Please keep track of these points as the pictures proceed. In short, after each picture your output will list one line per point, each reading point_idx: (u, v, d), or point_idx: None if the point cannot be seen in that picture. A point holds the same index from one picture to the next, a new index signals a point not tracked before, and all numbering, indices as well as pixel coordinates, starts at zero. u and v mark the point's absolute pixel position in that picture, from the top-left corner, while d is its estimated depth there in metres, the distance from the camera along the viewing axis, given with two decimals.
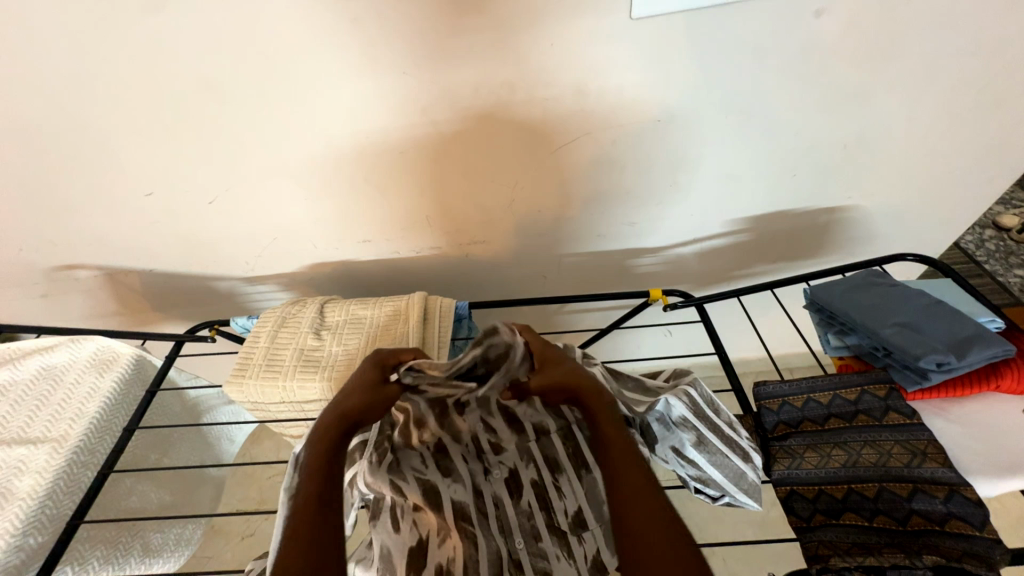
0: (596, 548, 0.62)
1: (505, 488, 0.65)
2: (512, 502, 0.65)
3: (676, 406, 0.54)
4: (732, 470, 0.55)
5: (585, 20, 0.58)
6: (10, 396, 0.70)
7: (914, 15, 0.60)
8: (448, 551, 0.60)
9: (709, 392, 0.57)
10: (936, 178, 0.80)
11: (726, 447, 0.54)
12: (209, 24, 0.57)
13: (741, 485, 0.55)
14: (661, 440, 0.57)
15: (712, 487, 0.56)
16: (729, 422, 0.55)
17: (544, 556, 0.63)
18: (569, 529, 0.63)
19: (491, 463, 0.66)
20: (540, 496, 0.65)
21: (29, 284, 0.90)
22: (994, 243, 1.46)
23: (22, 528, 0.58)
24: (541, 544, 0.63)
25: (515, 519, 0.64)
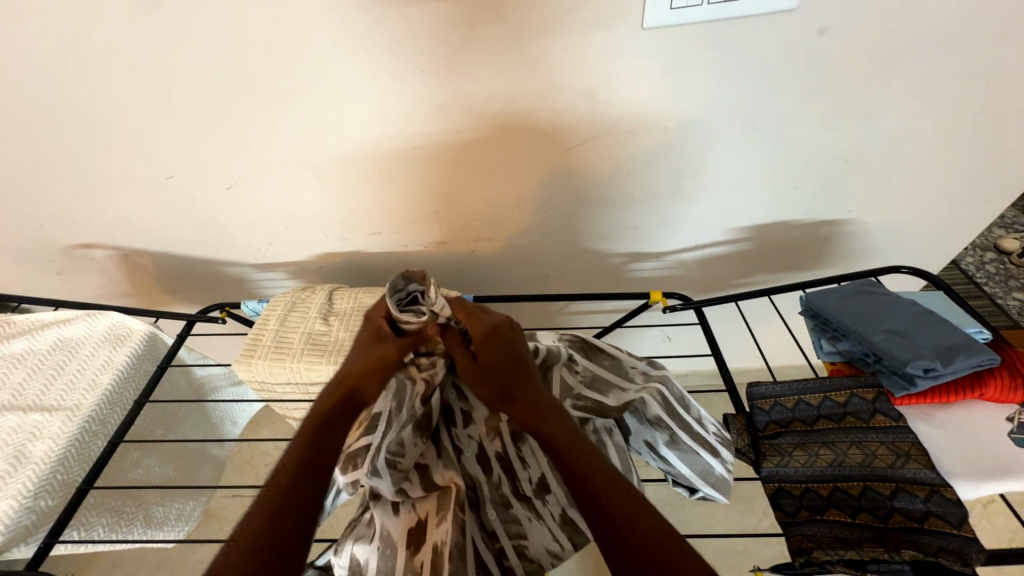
0: (561, 507, 0.63)
1: (475, 464, 0.65)
2: (484, 477, 0.64)
3: (652, 407, 0.58)
4: (700, 466, 0.58)
5: (598, 28, 0.61)
6: (27, 366, 0.72)
7: (913, 37, 0.62)
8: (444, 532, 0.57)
9: (681, 390, 0.61)
10: (934, 196, 0.82)
11: (695, 444, 0.58)
12: (238, 15, 0.60)
13: (707, 480, 0.58)
14: (635, 433, 0.61)
15: (683, 481, 0.59)
16: (697, 418, 0.59)
17: (517, 520, 0.63)
18: (534, 495, 0.64)
19: (460, 437, 0.66)
20: (507, 467, 0.65)
21: (46, 260, 0.93)
22: (995, 265, 1.48)
23: (34, 491, 0.60)
24: (512, 511, 0.63)
25: (487, 492, 0.64)
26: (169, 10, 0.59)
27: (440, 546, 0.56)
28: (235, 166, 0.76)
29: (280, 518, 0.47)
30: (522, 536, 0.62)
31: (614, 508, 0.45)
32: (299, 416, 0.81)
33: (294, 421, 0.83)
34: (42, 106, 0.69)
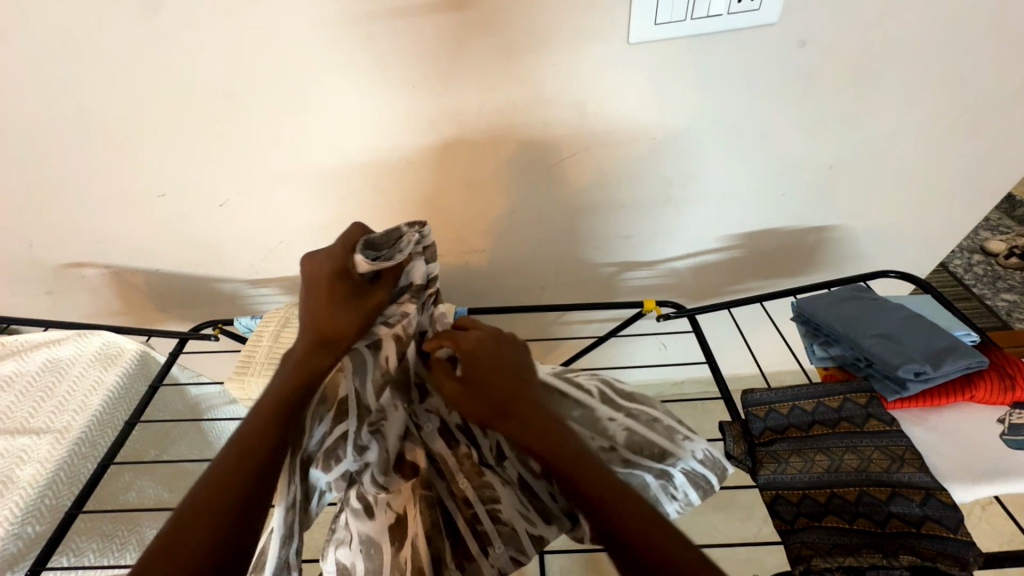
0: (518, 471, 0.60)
1: (431, 438, 0.61)
2: (448, 448, 0.61)
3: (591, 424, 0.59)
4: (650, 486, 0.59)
5: (585, 43, 0.62)
6: (16, 388, 0.71)
7: (889, 49, 0.64)
8: (412, 525, 0.55)
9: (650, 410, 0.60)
10: (919, 201, 0.84)
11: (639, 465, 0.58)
12: (232, 35, 0.61)
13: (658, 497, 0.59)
14: None
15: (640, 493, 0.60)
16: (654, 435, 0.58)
17: (489, 485, 0.59)
18: (493, 462, 0.60)
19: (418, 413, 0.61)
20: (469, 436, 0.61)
21: (37, 280, 0.92)
22: (982, 267, 1.50)
23: (22, 516, 0.59)
24: (485, 478, 0.59)
25: (453, 462, 0.60)
26: (163, 31, 0.60)
27: (418, 540, 0.55)
28: (228, 182, 0.77)
29: (241, 498, 0.43)
30: (495, 499, 0.58)
31: (616, 508, 0.44)
32: None
33: None
34: (33, 125, 0.69)
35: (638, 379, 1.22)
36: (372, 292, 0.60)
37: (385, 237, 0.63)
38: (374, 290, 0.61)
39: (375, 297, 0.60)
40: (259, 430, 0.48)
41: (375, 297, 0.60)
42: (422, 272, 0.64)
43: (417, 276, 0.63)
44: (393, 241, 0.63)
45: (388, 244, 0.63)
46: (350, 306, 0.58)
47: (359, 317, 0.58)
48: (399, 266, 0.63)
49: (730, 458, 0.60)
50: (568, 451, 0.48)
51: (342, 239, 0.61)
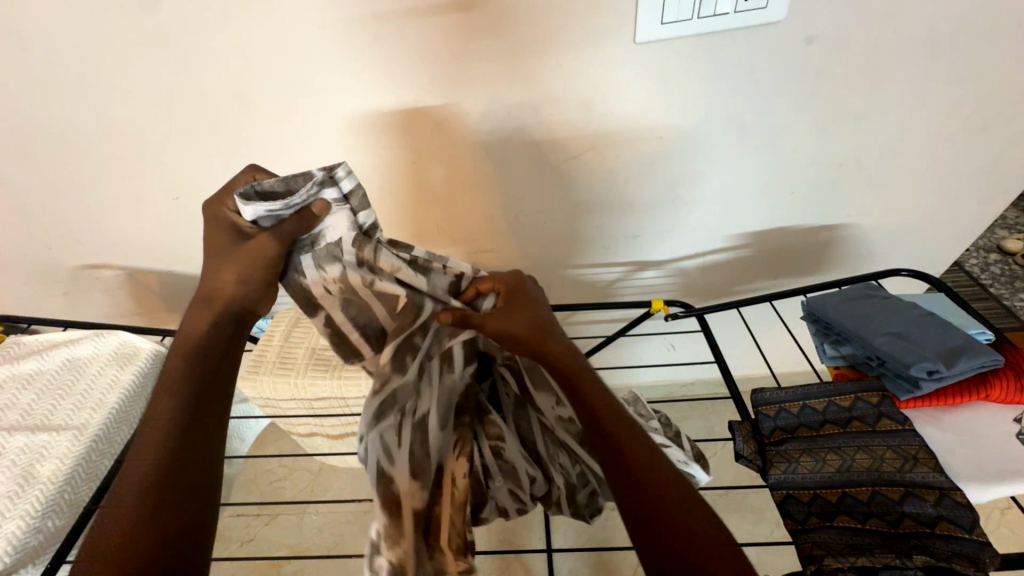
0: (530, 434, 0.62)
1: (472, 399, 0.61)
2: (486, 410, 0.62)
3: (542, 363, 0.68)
4: None
5: (592, 42, 0.63)
6: (36, 385, 0.73)
7: (900, 44, 0.64)
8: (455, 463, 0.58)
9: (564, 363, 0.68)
10: (933, 198, 0.82)
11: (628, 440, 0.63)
12: (245, 40, 0.62)
13: None
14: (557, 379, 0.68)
15: None
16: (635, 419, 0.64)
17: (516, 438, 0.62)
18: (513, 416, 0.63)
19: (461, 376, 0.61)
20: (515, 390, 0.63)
21: (55, 281, 0.95)
22: (999, 267, 1.47)
23: (42, 511, 0.61)
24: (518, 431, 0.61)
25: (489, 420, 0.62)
26: (179, 37, 0.62)
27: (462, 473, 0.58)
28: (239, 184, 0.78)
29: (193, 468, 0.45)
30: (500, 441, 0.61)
31: (635, 454, 0.45)
32: (304, 431, 0.82)
33: (297, 437, 0.85)
34: (53, 130, 0.71)
35: (646, 379, 1.22)
36: (262, 241, 0.54)
37: (281, 184, 0.53)
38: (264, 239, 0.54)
39: (257, 246, 0.54)
40: (160, 437, 0.45)
41: (261, 246, 0.54)
42: (348, 223, 0.56)
43: (338, 229, 0.56)
44: (290, 189, 0.54)
45: (279, 192, 0.54)
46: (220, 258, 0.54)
47: (235, 271, 0.54)
48: (318, 217, 0.55)
49: (740, 457, 0.59)
50: (595, 389, 0.51)
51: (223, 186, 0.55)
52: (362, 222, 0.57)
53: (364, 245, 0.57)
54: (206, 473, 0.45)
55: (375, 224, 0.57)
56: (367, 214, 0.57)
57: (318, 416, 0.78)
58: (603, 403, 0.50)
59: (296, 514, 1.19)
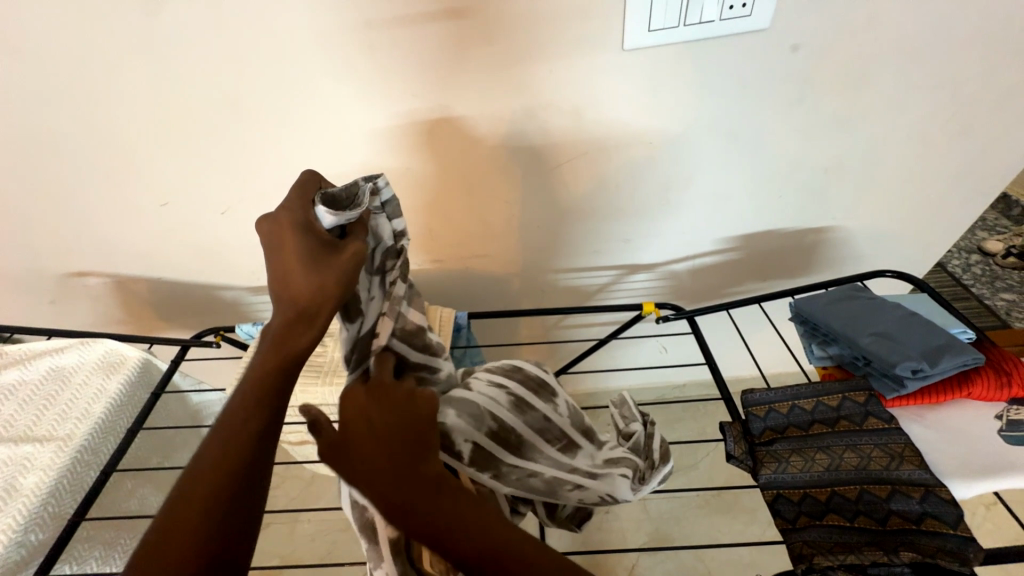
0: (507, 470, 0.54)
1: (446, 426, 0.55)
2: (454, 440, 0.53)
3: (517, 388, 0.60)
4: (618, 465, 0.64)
5: (581, 48, 0.63)
6: (19, 396, 0.71)
7: (881, 52, 0.65)
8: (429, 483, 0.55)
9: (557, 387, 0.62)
10: (915, 201, 0.84)
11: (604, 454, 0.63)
12: (235, 46, 0.62)
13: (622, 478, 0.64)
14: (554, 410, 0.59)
15: None
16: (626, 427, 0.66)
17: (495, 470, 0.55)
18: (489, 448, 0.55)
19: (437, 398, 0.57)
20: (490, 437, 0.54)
21: (40, 289, 0.93)
22: (980, 267, 1.51)
23: (24, 525, 0.59)
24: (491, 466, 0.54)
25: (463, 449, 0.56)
26: (168, 41, 0.62)
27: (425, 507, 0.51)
28: (228, 189, 0.77)
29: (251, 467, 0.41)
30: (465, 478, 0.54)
31: (521, 571, 0.37)
32: (295, 439, 0.82)
33: (289, 445, 0.84)
34: (38, 136, 0.70)
35: (638, 381, 1.23)
36: (349, 246, 0.51)
37: (344, 193, 0.55)
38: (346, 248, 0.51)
39: (351, 251, 0.51)
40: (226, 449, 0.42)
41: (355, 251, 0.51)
42: (387, 230, 0.58)
43: (385, 233, 0.58)
44: (352, 197, 0.55)
45: (346, 201, 0.55)
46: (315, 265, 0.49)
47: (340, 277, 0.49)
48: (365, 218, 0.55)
49: (731, 458, 0.59)
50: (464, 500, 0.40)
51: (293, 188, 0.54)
52: (395, 229, 0.58)
53: (395, 252, 0.58)
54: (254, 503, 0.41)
55: (404, 231, 0.59)
56: (399, 219, 0.59)
57: (310, 422, 0.77)
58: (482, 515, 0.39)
59: (288, 523, 1.17)
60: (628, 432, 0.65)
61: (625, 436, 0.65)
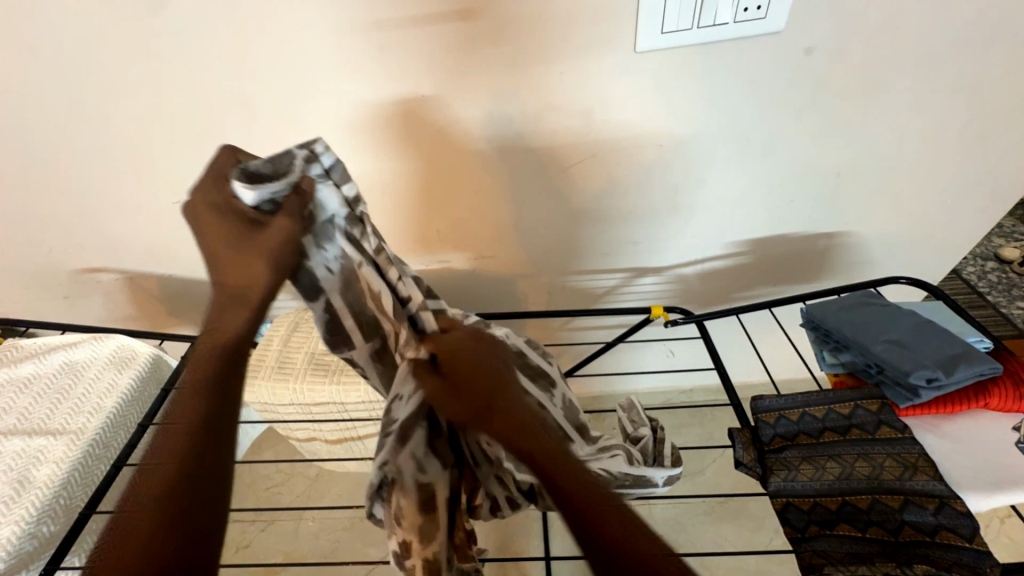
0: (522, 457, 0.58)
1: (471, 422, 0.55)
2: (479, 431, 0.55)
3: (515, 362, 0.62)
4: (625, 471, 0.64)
5: (591, 51, 0.63)
6: (33, 389, 0.72)
7: (898, 55, 0.64)
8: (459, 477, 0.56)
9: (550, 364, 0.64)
10: (931, 207, 0.83)
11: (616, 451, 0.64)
12: (249, 46, 0.63)
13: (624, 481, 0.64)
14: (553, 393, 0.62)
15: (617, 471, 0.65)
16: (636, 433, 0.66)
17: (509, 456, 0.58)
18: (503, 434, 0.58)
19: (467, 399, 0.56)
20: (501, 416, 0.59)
21: (54, 284, 0.95)
22: (996, 275, 1.48)
23: (37, 516, 0.60)
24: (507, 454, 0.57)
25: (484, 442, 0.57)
26: (183, 42, 0.62)
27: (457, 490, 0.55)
28: None
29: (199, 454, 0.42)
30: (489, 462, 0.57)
31: (595, 504, 0.39)
32: (302, 436, 0.82)
33: (296, 442, 0.84)
34: (55, 134, 0.71)
35: (645, 385, 1.22)
36: (274, 224, 0.50)
37: (269, 165, 0.52)
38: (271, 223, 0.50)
39: (275, 227, 0.50)
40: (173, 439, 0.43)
41: (280, 229, 0.50)
42: (336, 199, 0.53)
43: (333, 204, 0.53)
44: (281, 169, 0.52)
45: (273, 173, 0.52)
46: (240, 245, 0.50)
47: (269, 259, 0.50)
48: (308, 194, 0.52)
49: (739, 464, 0.59)
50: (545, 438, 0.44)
51: (210, 171, 0.53)
52: (347, 196, 0.54)
53: (356, 221, 0.54)
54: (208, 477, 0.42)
55: (357, 196, 0.54)
56: (349, 185, 0.54)
57: (316, 420, 0.77)
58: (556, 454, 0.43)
59: (293, 520, 1.18)
60: (637, 436, 0.65)
61: (633, 438, 0.65)
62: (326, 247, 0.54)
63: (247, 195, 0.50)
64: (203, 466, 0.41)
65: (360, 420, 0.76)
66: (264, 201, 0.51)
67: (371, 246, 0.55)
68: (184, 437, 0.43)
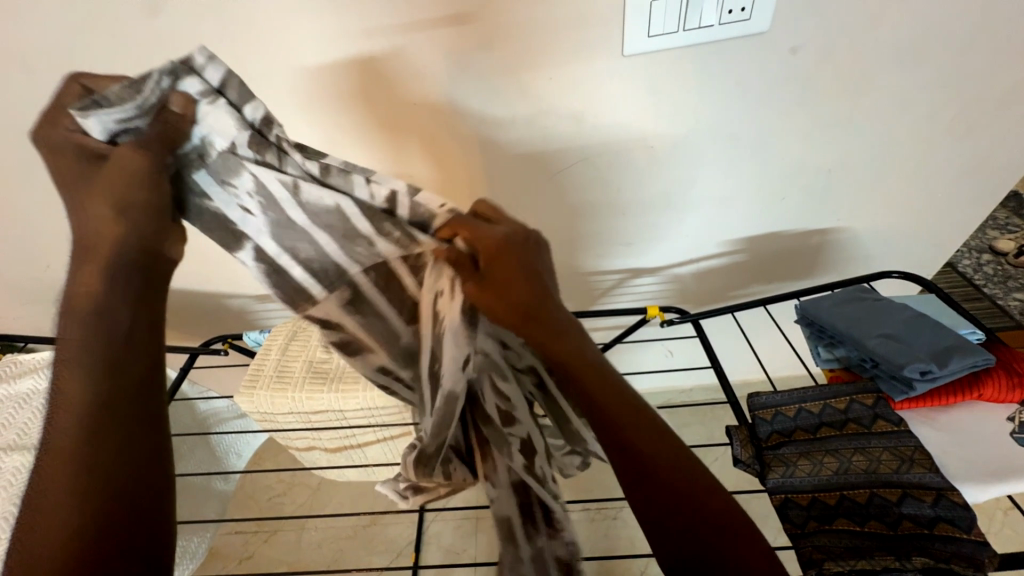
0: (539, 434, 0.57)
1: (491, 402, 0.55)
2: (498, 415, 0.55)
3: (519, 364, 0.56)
4: None
5: (580, 55, 0.64)
6: (33, 404, 0.73)
7: (882, 52, 0.65)
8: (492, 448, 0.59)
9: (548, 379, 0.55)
10: (921, 201, 0.84)
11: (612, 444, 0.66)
12: (242, 59, 0.64)
13: None
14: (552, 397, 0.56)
15: None
16: None
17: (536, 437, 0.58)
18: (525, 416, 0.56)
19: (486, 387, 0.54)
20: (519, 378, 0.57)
21: (52, 299, 0.95)
22: (992, 267, 1.49)
23: None
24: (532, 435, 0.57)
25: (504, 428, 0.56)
26: (177, 55, 0.63)
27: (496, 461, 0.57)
28: None
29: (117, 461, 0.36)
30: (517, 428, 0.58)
31: (658, 458, 0.40)
32: (302, 445, 0.82)
33: (296, 451, 0.84)
34: None
35: (644, 386, 1.22)
36: (126, 155, 0.43)
37: (126, 86, 0.43)
38: (127, 154, 0.43)
39: (129, 162, 0.43)
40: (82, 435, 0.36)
41: (126, 162, 0.43)
42: (235, 121, 0.45)
43: (229, 126, 0.45)
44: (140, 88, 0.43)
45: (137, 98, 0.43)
46: (78, 189, 0.42)
47: (113, 204, 0.42)
48: (183, 117, 0.45)
49: (737, 462, 0.59)
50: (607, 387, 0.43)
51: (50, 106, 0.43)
52: (251, 119, 0.45)
53: (268, 147, 0.46)
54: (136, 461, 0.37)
55: (266, 117, 0.45)
56: (255, 107, 0.45)
57: (316, 428, 0.78)
58: (609, 391, 0.43)
59: (295, 530, 1.17)
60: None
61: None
62: (234, 180, 0.48)
63: (100, 128, 0.43)
64: (128, 475, 0.36)
65: (359, 428, 0.77)
66: (125, 130, 0.43)
67: (289, 172, 0.47)
68: (87, 451, 0.36)
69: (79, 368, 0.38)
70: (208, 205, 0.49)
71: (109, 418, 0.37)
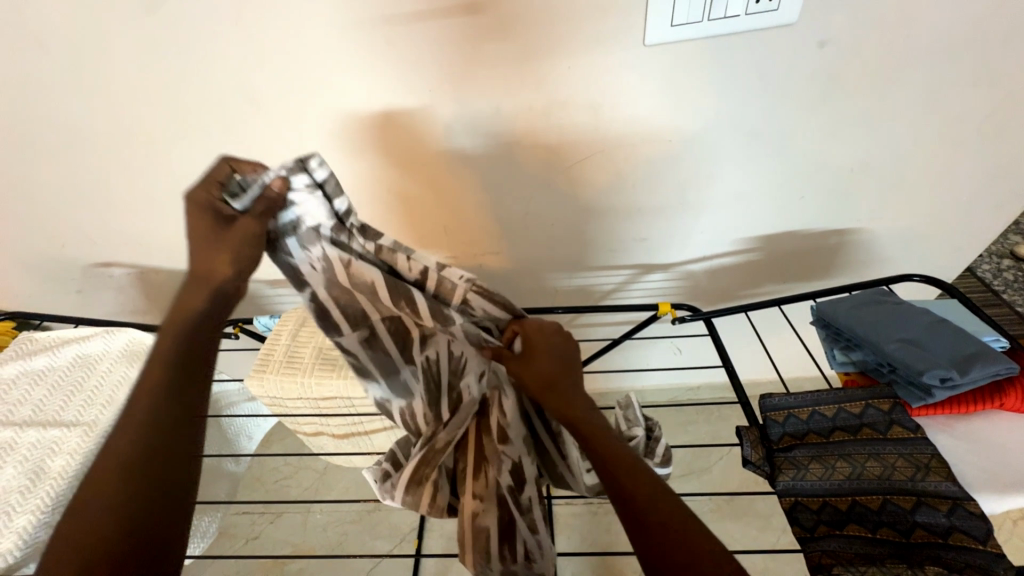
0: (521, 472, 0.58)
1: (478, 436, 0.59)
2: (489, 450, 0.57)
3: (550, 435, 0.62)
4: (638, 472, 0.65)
5: (598, 44, 0.62)
6: (48, 381, 0.74)
7: (914, 47, 0.63)
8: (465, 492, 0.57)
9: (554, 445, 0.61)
10: (946, 204, 0.81)
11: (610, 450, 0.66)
12: (258, 42, 0.63)
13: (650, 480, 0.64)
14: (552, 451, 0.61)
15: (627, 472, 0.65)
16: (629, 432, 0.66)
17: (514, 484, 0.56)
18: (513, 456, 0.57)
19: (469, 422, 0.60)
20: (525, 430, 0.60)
21: (68, 278, 0.96)
22: (1012, 273, 1.45)
23: (53, 506, 0.61)
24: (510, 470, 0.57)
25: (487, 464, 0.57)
26: (192, 38, 0.63)
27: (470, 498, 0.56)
28: None
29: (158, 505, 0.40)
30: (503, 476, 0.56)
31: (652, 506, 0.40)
32: (310, 430, 0.83)
33: (303, 435, 0.85)
34: (66, 129, 0.72)
35: (650, 382, 1.22)
36: (249, 225, 0.48)
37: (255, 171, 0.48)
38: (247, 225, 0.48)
39: (241, 231, 0.47)
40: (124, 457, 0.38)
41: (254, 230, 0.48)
42: (325, 211, 0.51)
43: (317, 215, 0.51)
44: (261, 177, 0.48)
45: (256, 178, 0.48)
46: (203, 245, 0.46)
47: (231, 257, 0.46)
48: (281, 196, 0.49)
49: (747, 463, 0.58)
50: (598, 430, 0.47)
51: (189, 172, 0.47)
52: (338, 210, 0.51)
53: (345, 230, 0.52)
54: (165, 512, 0.38)
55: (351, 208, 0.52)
56: (342, 201, 0.51)
57: (324, 415, 0.78)
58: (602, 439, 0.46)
59: (301, 513, 1.19)
60: (629, 436, 0.65)
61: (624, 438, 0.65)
62: (311, 248, 0.52)
63: (228, 194, 0.47)
64: (156, 529, 0.38)
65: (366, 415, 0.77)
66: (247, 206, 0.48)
67: (360, 246, 0.53)
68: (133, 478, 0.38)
69: (148, 398, 0.41)
70: (289, 263, 0.52)
71: (150, 469, 0.39)
